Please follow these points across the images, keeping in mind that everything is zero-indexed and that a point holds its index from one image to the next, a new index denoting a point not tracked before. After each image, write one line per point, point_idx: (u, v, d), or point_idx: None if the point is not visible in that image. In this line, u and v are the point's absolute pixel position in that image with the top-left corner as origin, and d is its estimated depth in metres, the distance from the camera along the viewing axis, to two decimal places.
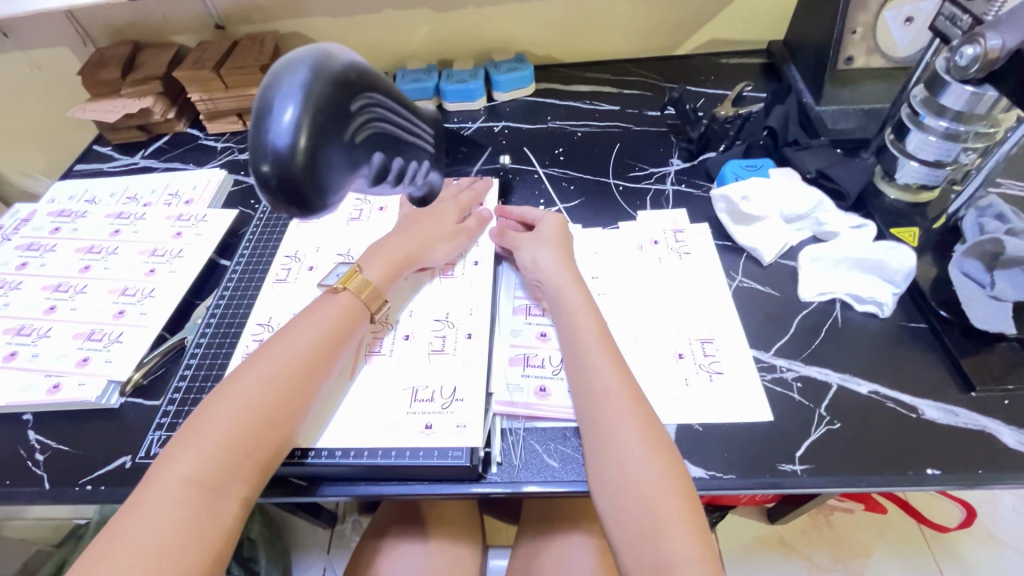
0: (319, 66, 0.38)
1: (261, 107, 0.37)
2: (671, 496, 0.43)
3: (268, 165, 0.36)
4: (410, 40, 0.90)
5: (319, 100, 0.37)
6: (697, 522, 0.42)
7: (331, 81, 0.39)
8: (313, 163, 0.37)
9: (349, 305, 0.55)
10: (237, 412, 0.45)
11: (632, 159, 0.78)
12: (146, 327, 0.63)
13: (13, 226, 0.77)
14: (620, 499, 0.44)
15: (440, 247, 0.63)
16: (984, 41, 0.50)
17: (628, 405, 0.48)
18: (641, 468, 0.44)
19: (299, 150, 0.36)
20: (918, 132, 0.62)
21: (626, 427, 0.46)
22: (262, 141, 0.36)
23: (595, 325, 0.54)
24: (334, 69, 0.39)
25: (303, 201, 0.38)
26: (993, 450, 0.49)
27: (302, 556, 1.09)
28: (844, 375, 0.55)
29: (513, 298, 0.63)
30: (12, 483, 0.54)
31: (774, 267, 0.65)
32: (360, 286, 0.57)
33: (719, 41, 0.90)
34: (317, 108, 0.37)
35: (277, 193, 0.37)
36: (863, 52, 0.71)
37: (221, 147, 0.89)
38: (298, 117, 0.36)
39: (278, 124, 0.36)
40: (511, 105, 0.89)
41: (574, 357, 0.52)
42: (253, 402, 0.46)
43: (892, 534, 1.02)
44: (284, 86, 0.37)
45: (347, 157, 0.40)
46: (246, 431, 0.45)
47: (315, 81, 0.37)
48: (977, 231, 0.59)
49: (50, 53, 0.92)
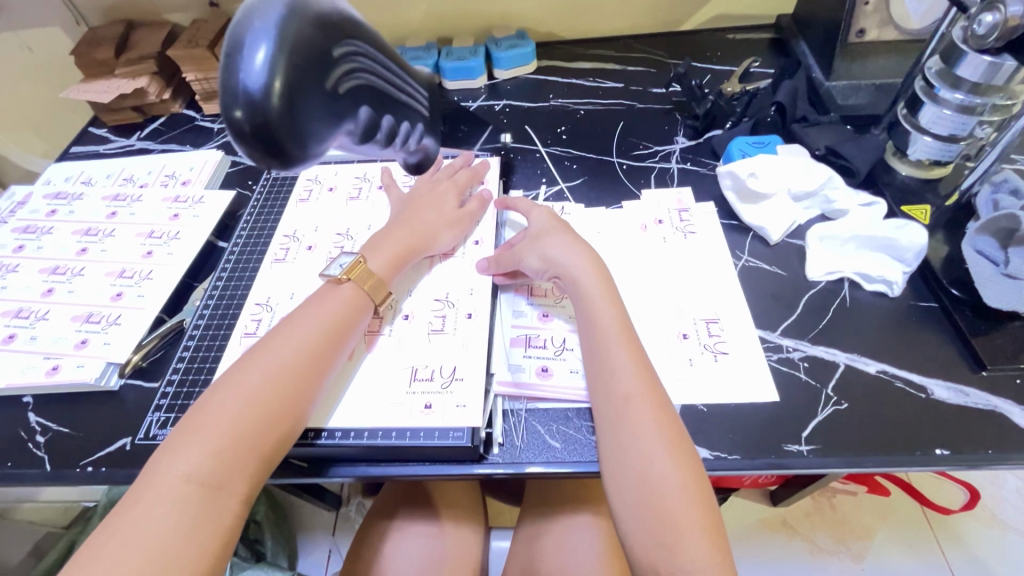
0: (297, 5, 0.36)
1: (233, 44, 0.35)
2: (689, 503, 0.42)
3: (241, 110, 0.35)
4: (408, 17, 0.88)
5: (294, 41, 0.36)
6: (713, 528, 0.41)
7: (312, 24, 0.37)
8: (289, 107, 0.36)
9: (352, 297, 0.54)
10: (237, 407, 0.44)
11: (636, 138, 0.77)
12: (144, 309, 0.63)
13: (9, 209, 0.76)
14: (636, 507, 0.42)
15: (445, 234, 0.62)
16: (1004, 8, 0.48)
17: (651, 408, 0.46)
18: (662, 474, 0.43)
19: (274, 92, 0.35)
20: (932, 105, 0.60)
21: (648, 430, 0.44)
22: (233, 81, 0.35)
23: (618, 321, 0.51)
24: (314, 10, 0.37)
25: (279, 150, 0.37)
26: (1003, 430, 0.48)
27: (307, 538, 1.10)
28: (852, 355, 0.54)
29: (517, 316, 0.58)
30: (13, 465, 0.54)
31: (780, 246, 0.63)
32: (364, 277, 0.55)
33: (725, 16, 0.88)
34: (293, 49, 0.36)
35: (251, 140, 0.36)
36: (875, 24, 0.69)
37: (217, 129, 0.87)
38: (272, 58, 0.35)
39: (250, 64, 0.35)
40: (512, 82, 0.87)
41: (594, 357, 0.50)
42: (254, 396, 0.45)
43: (895, 516, 1.02)
44: (257, 24, 0.35)
45: (328, 106, 0.39)
46: (246, 425, 0.44)
47: (291, 20, 0.36)
48: (991, 207, 0.58)
49: (43, 33, 0.90)
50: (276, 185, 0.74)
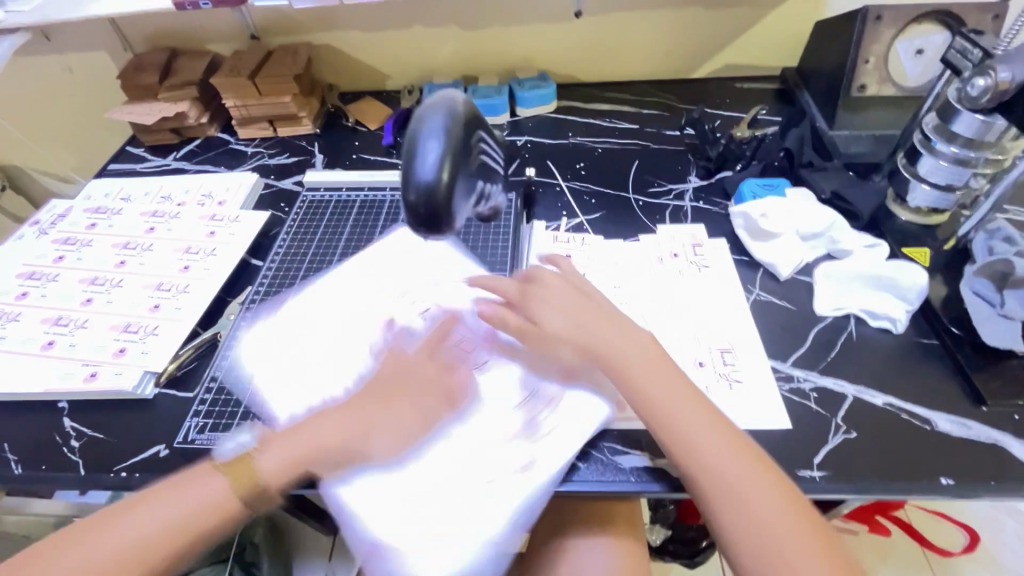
0: (451, 112, 0.43)
1: (409, 149, 0.42)
2: (744, 471, 0.44)
3: (417, 197, 0.41)
4: (438, 56, 0.95)
5: (454, 139, 0.42)
6: (781, 482, 0.44)
7: (462, 122, 0.44)
8: (451, 192, 0.42)
9: (224, 494, 0.46)
10: (126, 533, 0.43)
11: (651, 175, 0.81)
12: (181, 322, 0.65)
13: (50, 221, 0.79)
14: (711, 482, 0.44)
15: (427, 412, 0.52)
16: (995, 74, 0.55)
17: (711, 426, 0.46)
18: (718, 455, 0.45)
19: (442, 183, 0.41)
20: (929, 156, 0.65)
21: (703, 440, 0.45)
22: (410, 177, 0.42)
23: (683, 398, 0.48)
24: (463, 110, 0.45)
25: (436, 223, 0.42)
26: (1004, 460, 0.51)
27: (302, 561, 1.09)
28: (859, 387, 0.57)
29: None
30: (48, 468, 0.56)
31: (789, 281, 0.67)
32: (245, 473, 0.47)
33: (731, 66, 0.94)
34: (453, 148, 0.42)
35: (419, 217, 0.42)
36: (875, 81, 0.75)
37: (250, 152, 0.91)
38: (440, 158, 0.41)
39: (424, 162, 0.41)
40: (534, 120, 0.92)
41: (641, 374, 0.49)
42: (148, 528, 0.44)
43: (895, 557, 1.02)
44: (428, 128, 0.42)
45: (466, 187, 0.44)
46: (125, 557, 0.42)
47: (450, 123, 0.43)
48: (986, 252, 0.62)
49: (90, 57, 0.96)
50: (311, 208, 0.78)
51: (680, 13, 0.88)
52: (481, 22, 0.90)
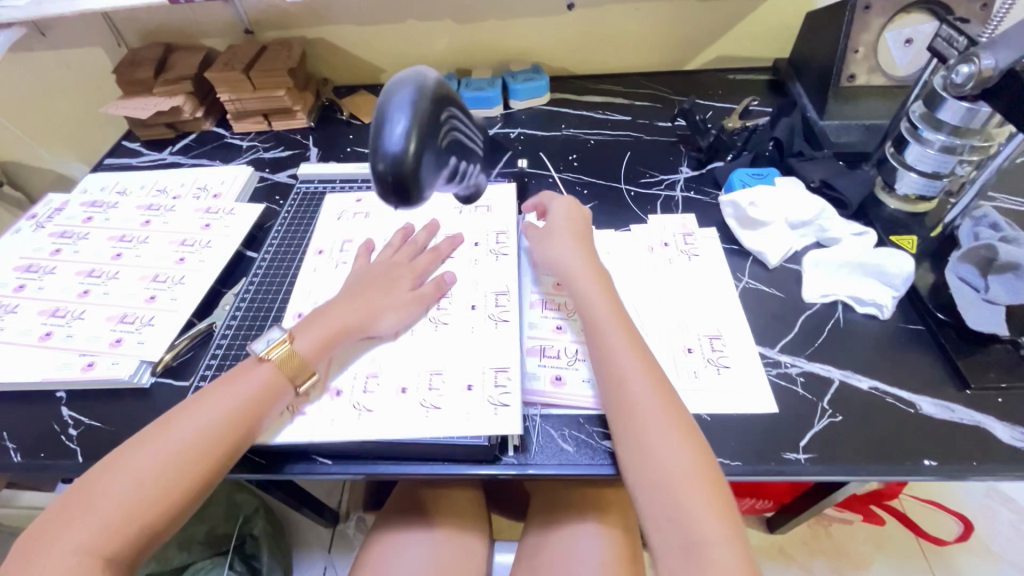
0: (421, 86, 0.44)
1: (378, 120, 0.43)
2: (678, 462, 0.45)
3: (385, 166, 0.42)
4: (432, 49, 0.95)
5: (422, 112, 0.43)
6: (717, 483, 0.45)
7: (432, 97, 0.44)
8: (419, 163, 0.43)
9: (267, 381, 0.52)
10: (192, 429, 0.47)
11: (643, 167, 0.82)
12: (177, 312, 0.66)
13: (47, 214, 0.80)
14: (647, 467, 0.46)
15: (386, 316, 0.59)
16: (978, 61, 0.54)
17: (663, 415, 0.48)
18: (661, 443, 0.46)
19: (410, 153, 0.42)
20: (917, 144, 0.66)
21: (652, 420, 0.48)
22: (378, 147, 0.42)
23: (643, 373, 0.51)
24: (433, 85, 0.45)
25: (405, 195, 0.43)
26: (987, 442, 0.52)
27: (302, 554, 1.10)
28: (845, 371, 0.58)
29: (529, 337, 0.61)
30: (46, 456, 0.56)
31: (778, 269, 0.68)
32: (287, 358, 0.53)
33: (724, 58, 0.95)
34: (420, 120, 0.43)
35: (387, 186, 0.43)
36: (864, 70, 0.76)
37: (245, 146, 0.92)
38: (407, 129, 0.42)
39: (391, 133, 0.42)
40: (527, 112, 0.93)
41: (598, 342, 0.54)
42: (209, 420, 0.48)
43: (890, 546, 1.03)
44: (397, 100, 0.43)
45: (435, 160, 0.45)
46: (198, 445, 0.47)
47: (419, 97, 0.43)
48: (971, 238, 0.62)
49: (84, 52, 0.96)
50: (305, 200, 0.79)
51: (672, 6, 0.88)
52: (474, 15, 0.90)
